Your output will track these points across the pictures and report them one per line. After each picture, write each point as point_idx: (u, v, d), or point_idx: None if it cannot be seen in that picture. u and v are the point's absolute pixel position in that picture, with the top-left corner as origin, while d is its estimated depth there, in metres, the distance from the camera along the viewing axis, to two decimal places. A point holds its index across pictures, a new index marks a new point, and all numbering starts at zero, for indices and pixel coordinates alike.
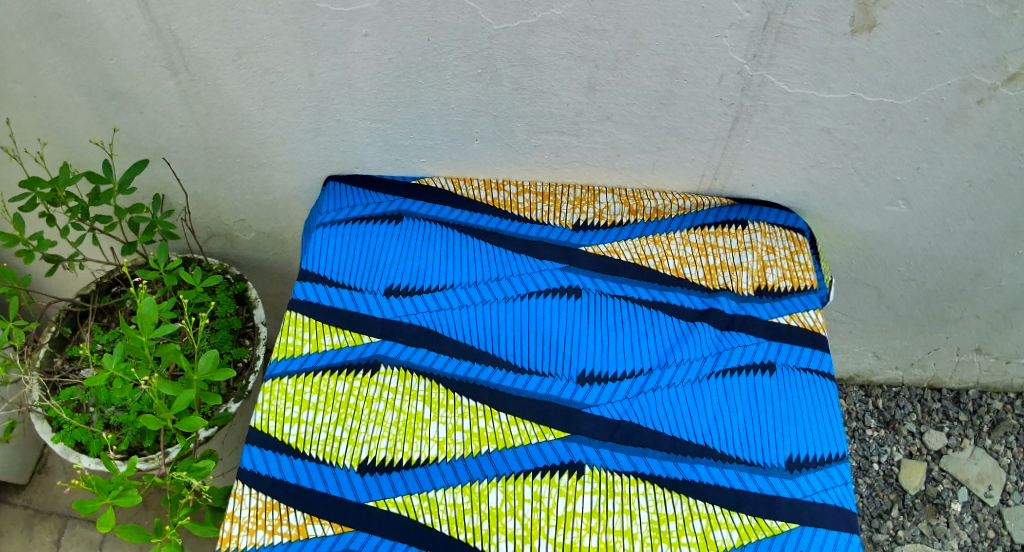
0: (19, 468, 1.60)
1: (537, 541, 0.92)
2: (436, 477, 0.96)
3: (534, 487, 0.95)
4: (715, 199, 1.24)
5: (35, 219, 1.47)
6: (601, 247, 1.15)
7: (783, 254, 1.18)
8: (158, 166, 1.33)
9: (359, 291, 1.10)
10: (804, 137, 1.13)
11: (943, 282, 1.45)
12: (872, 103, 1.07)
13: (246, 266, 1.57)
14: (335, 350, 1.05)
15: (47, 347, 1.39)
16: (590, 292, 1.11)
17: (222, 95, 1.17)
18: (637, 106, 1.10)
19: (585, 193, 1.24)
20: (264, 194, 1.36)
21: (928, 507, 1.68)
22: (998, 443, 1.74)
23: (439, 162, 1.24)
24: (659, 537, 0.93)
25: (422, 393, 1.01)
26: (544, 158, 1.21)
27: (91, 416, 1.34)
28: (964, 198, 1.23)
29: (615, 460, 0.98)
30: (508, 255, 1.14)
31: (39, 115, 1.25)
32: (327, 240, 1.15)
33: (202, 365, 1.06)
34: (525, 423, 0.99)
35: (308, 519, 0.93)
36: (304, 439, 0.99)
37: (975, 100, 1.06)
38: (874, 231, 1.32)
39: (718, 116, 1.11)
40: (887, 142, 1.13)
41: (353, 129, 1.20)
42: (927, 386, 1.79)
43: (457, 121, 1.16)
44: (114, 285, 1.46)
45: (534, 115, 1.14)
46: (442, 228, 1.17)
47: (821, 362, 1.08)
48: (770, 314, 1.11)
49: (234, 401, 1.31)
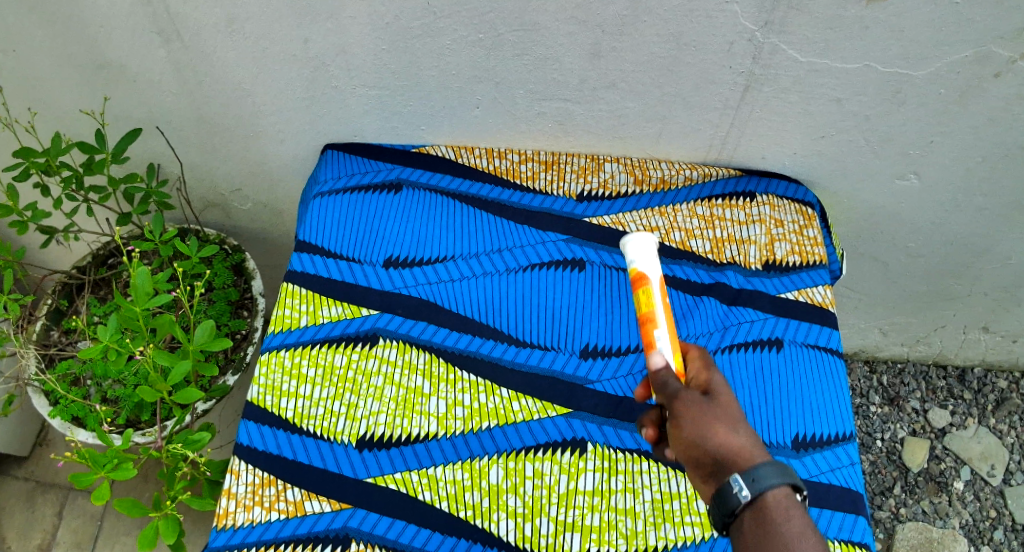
0: (19, 441, 1.58)
1: (538, 520, 0.91)
2: (436, 454, 0.94)
3: (536, 465, 0.93)
4: (723, 169, 1.20)
5: (27, 190, 1.44)
6: (605, 218, 1.12)
7: (792, 228, 1.14)
8: (151, 135, 1.29)
9: (357, 263, 1.07)
10: (814, 108, 1.10)
11: (951, 259, 1.41)
12: (886, 74, 1.04)
13: (242, 238, 1.54)
14: (332, 323, 1.02)
15: (44, 320, 1.36)
16: (594, 264, 1.08)
17: (214, 62, 1.13)
18: (643, 73, 1.06)
19: (589, 161, 1.20)
20: (258, 164, 1.32)
21: (931, 485, 1.65)
22: (1002, 422, 1.71)
23: (438, 130, 1.21)
24: (662, 517, 0.91)
25: (422, 367, 0.99)
26: (546, 126, 1.18)
27: (89, 389, 1.31)
28: (977, 173, 1.19)
29: (618, 437, 0.95)
30: (510, 226, 1.10)
31: (26, 83, 1.21)
32: (324, 210, 1.12)
33: (198, 335, 1.03)
34: (527, 399, 0.97)
35: (305, 496, 0.92)
36: (302, 415, 0.97)
37: (991, 73, 1.02)
38: (884, 206, 1.28)
39: (726, 85, 1.07)
40: (899, 114, 1.10)
41: (349, 97, 1.16)
42: (932, 363, 1.76)
43: (456, 88, 1.12)
44: (111, 257, 1.43)
45: (536, 82, 1.10)
46: (442, 198, 1.13)
47: (829, 339, 1.05)
48: (778, 289, 1.08)
49: (232, 374, 1.28)
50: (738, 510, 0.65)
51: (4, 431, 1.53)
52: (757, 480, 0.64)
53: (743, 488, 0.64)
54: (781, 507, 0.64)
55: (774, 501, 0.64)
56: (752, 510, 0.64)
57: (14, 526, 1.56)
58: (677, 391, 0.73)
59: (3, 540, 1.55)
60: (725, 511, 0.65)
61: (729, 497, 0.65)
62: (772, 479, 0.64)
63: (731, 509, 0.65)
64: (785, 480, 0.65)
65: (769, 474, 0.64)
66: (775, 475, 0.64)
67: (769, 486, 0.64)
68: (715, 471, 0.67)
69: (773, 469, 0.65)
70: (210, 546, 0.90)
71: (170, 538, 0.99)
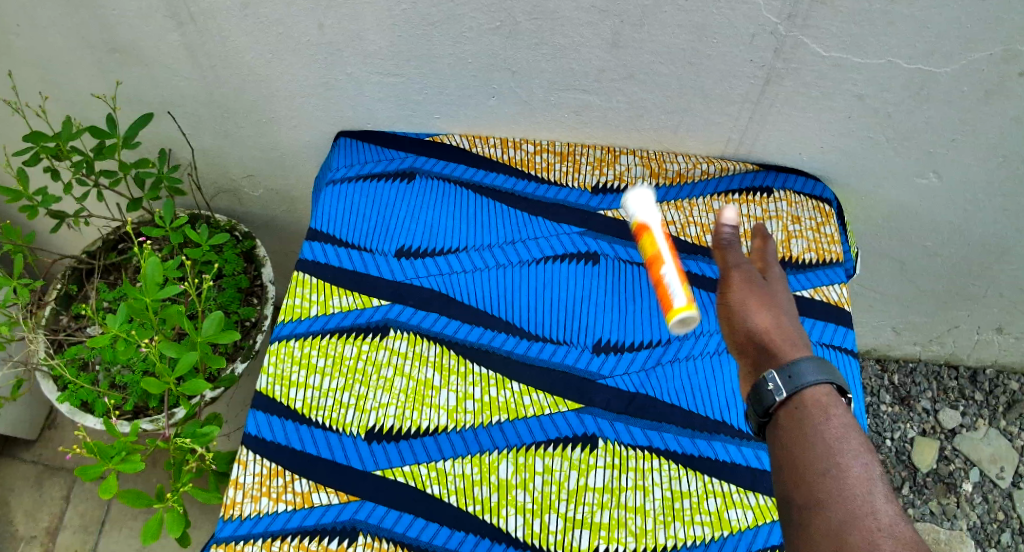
0: (28, 424, 1.58)
1: (547, 516, 0.90)
2: (444, 447, 0.93)
3: (546, 460, 0.92)
4: (741, 164, 1.18)
5: (37, 173, 1.43)
6: (620, 212, 1.10)
7: (810, 225, 1.13)
8: (162, 119, 1.27)
9: (369, 252, 1.06)
10: (835, 103, 1.08)
11: (969, 259, 1.39)
12: (910, 71, 1.02)
13: (253, 224, 1.53)
14: (343, 313, 1.01)
15: (53, 306, 1.35)
16: (608, 257, 1.06)
17: (227, 47, 1.12)
18: (662, 64, 1.04)
19: (605, 153, 1.18)
20: (271, 149, 1.31)
21: (939, 486, 1.63)
22: (1013, 424, 1.68)
23: (453, 118, 1.19)
24: (672, 515, 0.90)
25: (432, 359, 0.98)
26: (563, 117, 1.16)
27: (97, 374, 1.31)
28: (998, 173, 1.17)
29: (630, 434, 0.94)
30: (523, 217, 1.09)
31: (38, 66, 1.20)
32: (335, 198, 1.11)
33: (206, 327, 1.02)
34: (538, 393, 0.96)
35: (313, 487, 0.91)
36: (310, 405, 0.96)
37: (1017, 72, 1.00)
38: (903, 204, 1.26)
39: (747, 78, 1.05)
40: (922, 112, 1.08)
41: (364, 84, 1.15)
42: (944, 363, 1.74)
43: (472, 76, 1.11)
44: (120, 242, 1.42)
45: (553, 71, 1.08)
46: (456, 188, 1.12)
47: (845, 338, 1.04)
48: (794, 287, 1.07)
49: (241, 361, 1.28)
50: (774, 406, 0.72)
51: (14, 414, 1.53)
52: (795, 376, 0.72)
53: (781, 385, 0.72)
54: (818, 404, 0.71)
55: (811, 399, 0.71)
56: (786, 409, 0.72)
57: (23, 508, 1.56)
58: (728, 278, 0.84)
59: (11, 522, 1.55)
60: (761, 410, 0.73)
61: (766, 393, 0.73)
62: (809, 376, 0.71)
63: (766, 406, 0.72)
64: (823, 378, 0.71)
65: (806, 371, 0.72)
66: (813, 373, 0.71)
67: (806, 384, 0.71)
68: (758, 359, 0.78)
69: (811, 366, 0.72)
70: (217, 535, 0.89)
71: (174, 531, 0.98)
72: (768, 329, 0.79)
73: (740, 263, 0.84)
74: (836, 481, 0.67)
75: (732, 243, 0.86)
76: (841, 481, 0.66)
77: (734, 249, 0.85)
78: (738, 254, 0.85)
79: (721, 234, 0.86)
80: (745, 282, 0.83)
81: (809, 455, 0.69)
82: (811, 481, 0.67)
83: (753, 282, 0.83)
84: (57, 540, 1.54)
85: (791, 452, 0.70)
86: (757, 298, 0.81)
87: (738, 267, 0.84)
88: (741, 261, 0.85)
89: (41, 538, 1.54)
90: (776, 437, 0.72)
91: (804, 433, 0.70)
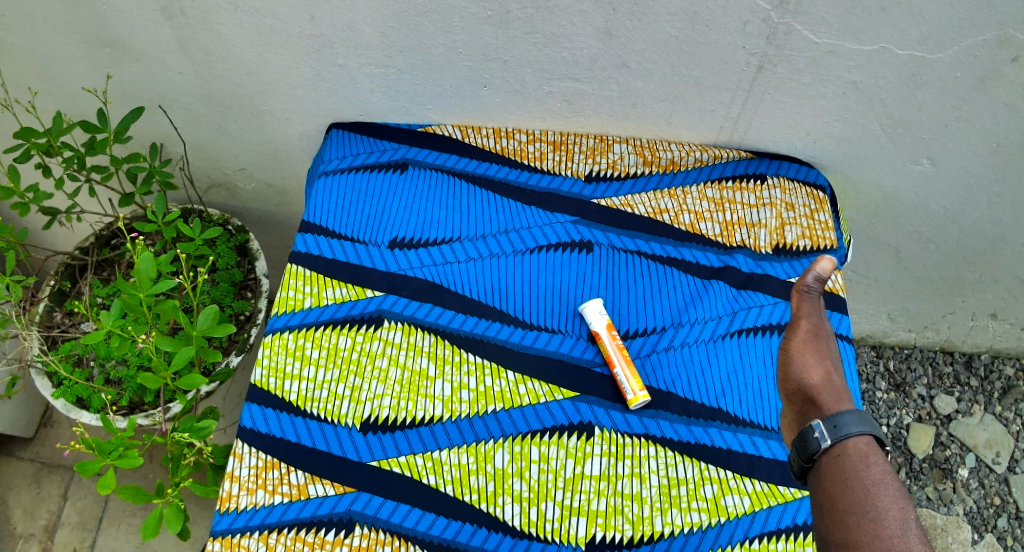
0: (24, 423, 1.58)
1: (544, 504, 0.90)
2: (440, 437, 0.93)
3: (542, 449, 0.92)
4: (734, 151, 1.17)
5: (29, 170, 1.42)
6: (614, 200, 1.10)
7: (803, 211, 1.12)
8: (154, 113, 1.27)
9: (362, 244, 1.05)
10: (829, 90, 1.07)
11: (963, 246, 1.39)
12: (903, 56, 1.01)
13: (247, 218, 1.52)
14: (337, 304, 1.01)
15: (46, 302, 1.34)
16: (602, 246, 1.06)
17: (218, 40, 1.11)
18: (655, 52, 1.04)
19: (598, 142, 1.17)
20: (264, 143, 1.30)
21: (936, 471, 1.63)
22: (1008, 410, 1.69)
23: (446, 109, 1.19)
24: (669, 502, 0.90)
25: (427, 349, 0.98)
26: (556, 106, 1.16)
27: (92, 370, 1.30)
28: (992, 159, 1.17)
29: (626, 422, 0.94)
30: (517, 207, 1.09)
31: (28, 62, 1.19)
32: (328, 191, 1.11)
33: (202, 322, 1.01)
34: (533, 382, 0.96)
35: (309, 479, 0.91)
36: (305, 397, 0.96)
37: (1010, 57, 1.00)
38: (897, 190, 1.26)
39: (740, 65, 1.05)
40: (915, 98, 1.07)
41: (356, 76, 1.14)
42: (939, 349, 1.73)
43: (464, 66, 1.10)
44: (113, 238, 1.41)
45: (546, 60, 1.08)
46: (449, 178, 1.11)
47: (839, 324, 1.04)
48: (788, 274, 1.06)
49: (236, 355, 1.28)
50: (817, 454, 0.74)
51: (10, 412, 1.52)
52: (838, 426, 0.74)
53: (824, 434, 0.74)
54: (859, 453, 0.73)
55: (853, 448, 0.73)
56: (828, 456, 0.74)
57: (20, 506, 1.56)
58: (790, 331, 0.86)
59: (9, 520, 1.55)
60: (805, 456, 0.75)
61: (809, 441, 0.74)
62: (852, 427, 0.73)
63: (810, 453, 0.74)
64: (865, 429, 0.73)
65: (850, 422, 0.74)
66: (856, 424, 0.73)
67: (849, 434, 0.73)
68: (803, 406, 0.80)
69: (854, 418, 0.74)
70: (214, 529, 0.89)
71: (174, 526, 0.98)
72: (823, 381, 0.81)
73: (811, 314, 0.87)
74: (874, 524, 0.69)
75: (810, 293, 0.89)
76: (879, 524, 0.69)
77: (809, 299, 0.88)
78: (812, 305, 0.88)
79: (805, 281, 0.89)
80: (809, 333, 0.86)
81: (849, 498, 0.71)
82: (850, 524, 0.70)
83: (818, 336, 0.86)
84: (56, 537, 1.54)
85: (833, 495, 0.72)
86: (818, 352, 0.84)
87: (808, 316, 0.87)
88: (812, 312, 0.88)
89: (39, 536, 1.54)
90: (818, 481, 0.74)
91: (844, 477, 0.72)
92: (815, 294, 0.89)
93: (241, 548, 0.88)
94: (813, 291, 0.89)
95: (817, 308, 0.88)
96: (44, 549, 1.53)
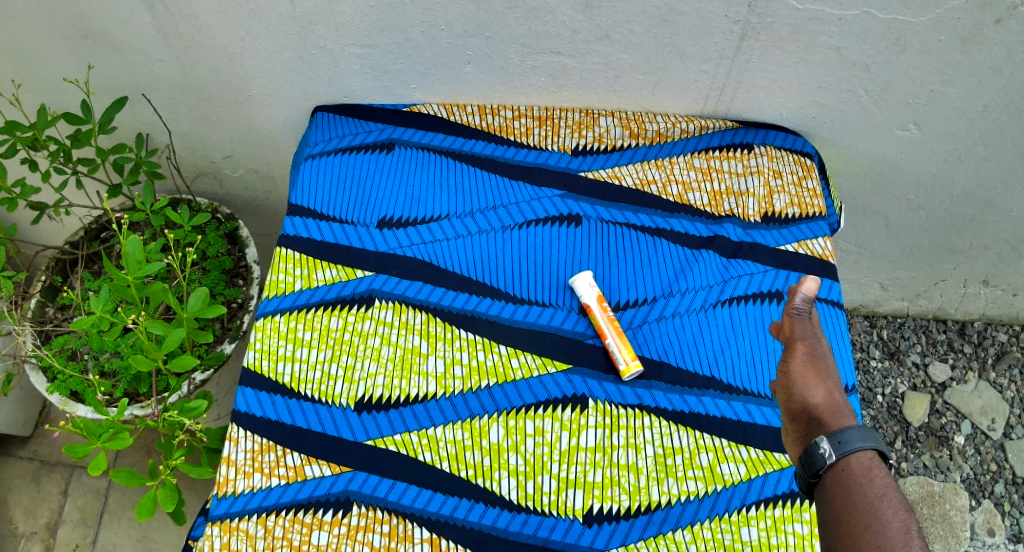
0: (22, 421, 1.58)
1: (540, 477, 0.90)
2: (435, 414, 0.93)
3: (537, 422, 0.92)
4: (721, 121, 1.17)
5: (14, 166, 1.41)
6: (601, 173, 1.10)
7: (791, 178, 1.12)
8: (138, 102, 1.25)
9: (351, 225, 1.05)
10: (813, 57, 1.07)
11: (953, 211, 1.39)
12: (886, 21, 1.01)
13: (235, 206, 1.52)
14: (327, 286, 1.00)
15: (38, 297, 1.33)
16: (591, 219, 1.06)
17: (198, 26, 1.10)
18: (637, 23, 1.04)
19: (584, 116, 1.17)
20: (249, 129, 1.30)
21: (932, 439, 1.63)
22: (1002, 376, 1.68)
23: (430, 87, 1.18)
24: (665, 471, 0.90)
25: (419, 327, 0.97)
26: (540, 80, 1.15)
27: (86, 363, 1.29)
28: (979, 122, 1.17)
29: (620, 393, 0.94)
30: (505, 183, 1.08)
31: (8, 55, 1.18)
32: (315, 172, 1.10)
33: (192, 304, 1.01)
34: (526, 356, 0.96)
35: (305, 460, 0.91)
36: (298, 379, 0.96)
37: (993, 19, 0.99)
38: (885, 157, 1.26)
39: (723, 34, 1.04)
40: (900, 62, 1.07)
41: (339, 57, 1.13)
42: (932, 317, 1.74)
43: (447, 44, 1.10)
44: (103, 231, 1.40)
45: (528, 35, 1.07)
46: (436, 156, 1.11)
47: (829, 291, 1.04)
48: (777, 241, 1.06)
49: (229, 342, 1.28)
50: (822, 469, 0.69)
51: (8, 410, 1.52)
52: (843, 442, 0.69)
53: (829, 450, 0.69)
54: (863, 468, 0.68)
55: (857, 463, 0.68)
56: (834, 471, 0.69)
57: (21, 506, 1.56)
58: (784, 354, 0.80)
59: (10, 519, 1.55)
60: (810, 471, 0.69)
61: (815, 457, 0.69)
62: (856, 442, 0.68)
63: (816, 468, 0.69)
64: (869, 444, 0.69)
65: (854, 437, 0.69)
66: (861, 438, 0.69)
67: (853, 449, 0.68)
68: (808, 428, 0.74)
69: (859, 433, 0.69)
70: (212, 513, 0.89)
71: (168, 506, 0.98)
72: (827, 401, 0.75)
73: (806, 335, 0.81)
74: (879, 536, 0.64)
75: (800, 315, 0.83)
76: (883, 537, 0.64)
77: (802, 319, 0.82)
78: (805, 325, 0.81)
79: (793, 304, 0.83)
80: (808, 353, 0.79)
81: (853, 512, 0.66)
82: (854, 537, 0.65)
83: (816, 355, 0.79)
84: (58, 535, 1.54)
85: (836, 509, 0.67)
86: (820, 372, 0.77)
87: (803, 336, 0.80)
88: (806, 332, 0.81)
89: (42, 534, 1.54)
90: (824, 498, 0.69)
91: (848, 492, 0.67)
92: (807, 315, 0.83)
93: (239, 532, 0.88)
94: (803, 313, 0.83)
95: (812, 328, 0.82)
96: (46, 547, 1.53)
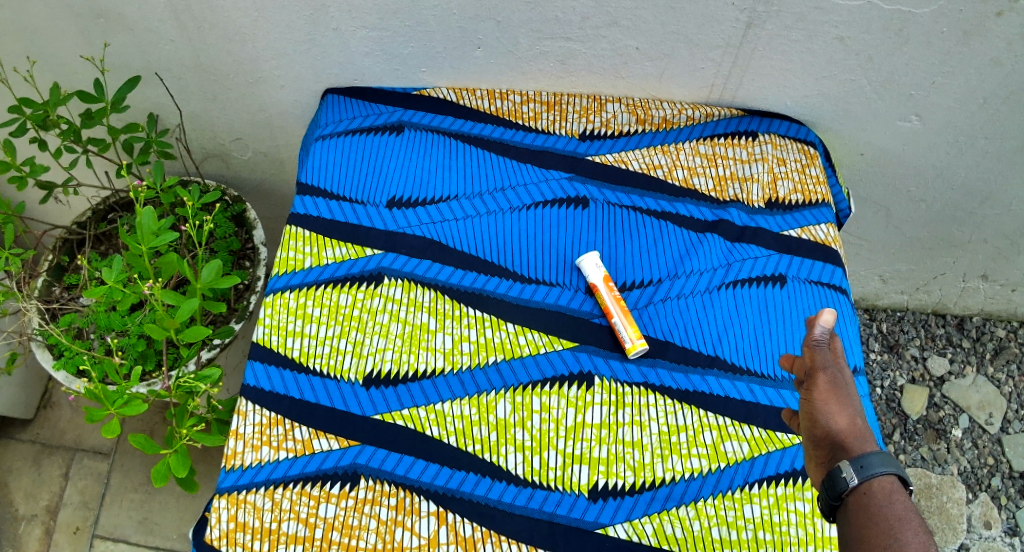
0: (24, 404, 1.59)
1: (546, 453, 0.92)
2: (442, 389, 0.94)
3: (543, 399, 0.94)
4: (726, 109, 1.19)
5: (24, 145, 1.42)
6: (608, 156, 1.12)
7: (795, 166, 1.14)
8: (152, 83, 1.27)
9: (361, 205, 1.07)
10: (817, 46, 1.09)
11: (952, 204, 1.41)
12: (890, 11, 1.02)
13: (244, 188, 1.53)
14: (337, 263, 1.02)
15: (45, 276, 1.34)
16: (597, 202, 1.07)
17: (210, 8, 1.11)
18: (645, 10, 1.05)
19: (591, 102, 1.19)
20: (259, 110, 1.31)
21: (930, 432, 1.64)
22: (1000, 371, 1.70)
23: (440, 72, 1.20)
24: (669, 448, 0.92)
25: (427, 304, 0.99)
26: (548, 66, 1.17)
27: (93, 342, 1.30)
28: (980, 115, 1.18)
29: (625, 371, 0.96)
30: (512, 165, 1.10)
31: (21, 35, 1.19)
32: (326, 153, 1.12)
33: (205, 274, 1.03)
34: (533, 333, 0.97)
35: (313, 434, 0.93)
36: (307, 353, 0.98)
37: (994, 12, 1.01)
38: (887, 148, 1.28)
39: (729, 22, 1.06)
40: (902, 53, 1.09)
41: (350, 39, 1.15)
42: (931, 312, 1.75)
43: (458, 27, 1.11)
44: (110, 212, 1.41)
45: (538, 20, 1.09)
46: (445, 139, 1.12)
47: (833, 275, 1.05)
48: (781, 226, 1.07)
49: (235, 321, 1.29)
50: (845, 494, 0.67)
51: (11, 392, 1.53)
52: (865, 467, 0.66)
53: (850, 473, 0.67)
54: (884, 492, 0.66)
55: (878, 487, 0.66)
56: (855, 494, 0.67)
57: (22, 489, 1.57)
58: (805, 383, 0.76)
59: (11, 502, 1.56)
60: (833, 494, 0.67)
61: (838, 480, 0.67)
62: (879, 467, 0.66)
63: (839, 492, 0.67)
64: (889, 469, 0.66)
65: (877, 462, 0.66)
66: (883, 464, 0.66)
67: (875, 474, 0.66)
68: (832, 453, 0.71)
69: (881, 458, 0.67)
70: (220, 486, 0.92)
71: (179, 472, 1.00)
72: (850, 427, 0.72)
73: (828, 364, 0.76)
74: None
75: (820, 346, 0.78)
76: None
77: (822, 350, 0.78)
78: (827, 355, 0.77)
79: (813, 335, 0.79)
80: (831, 382, 0.75)
81: (872, 534, 0.64)
82: None
83: (839, 385, 0.75)
84: (59, 517, 1.55)
85: (858, 532, 0.65)
86: (843, 398, 0.74)
87: (823, 366, 0.76)
88: (828, 362, 0.77)
89: (42, 516, 1.55)
90: (846, 520, 0.67)
91: (870, 515, 0.65)
92: (827, 346, 0.78)
93: (246, 504, 0.90)
94: (823, 344, 0.78)
95: (834, 359, 0.77)
96: (47, 529, 1.54)
